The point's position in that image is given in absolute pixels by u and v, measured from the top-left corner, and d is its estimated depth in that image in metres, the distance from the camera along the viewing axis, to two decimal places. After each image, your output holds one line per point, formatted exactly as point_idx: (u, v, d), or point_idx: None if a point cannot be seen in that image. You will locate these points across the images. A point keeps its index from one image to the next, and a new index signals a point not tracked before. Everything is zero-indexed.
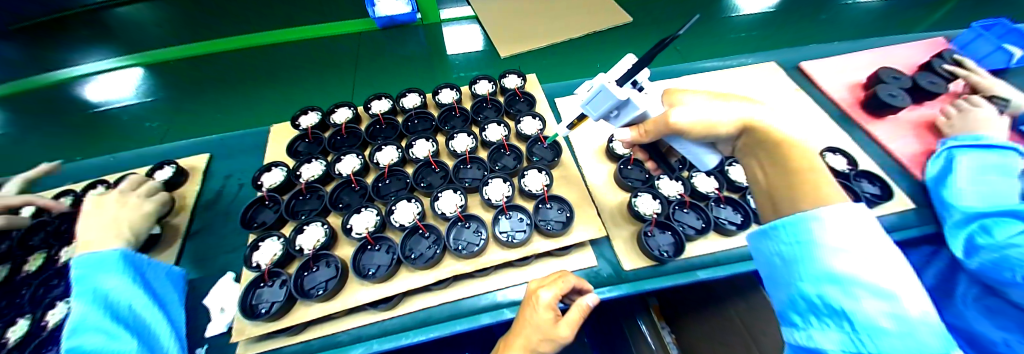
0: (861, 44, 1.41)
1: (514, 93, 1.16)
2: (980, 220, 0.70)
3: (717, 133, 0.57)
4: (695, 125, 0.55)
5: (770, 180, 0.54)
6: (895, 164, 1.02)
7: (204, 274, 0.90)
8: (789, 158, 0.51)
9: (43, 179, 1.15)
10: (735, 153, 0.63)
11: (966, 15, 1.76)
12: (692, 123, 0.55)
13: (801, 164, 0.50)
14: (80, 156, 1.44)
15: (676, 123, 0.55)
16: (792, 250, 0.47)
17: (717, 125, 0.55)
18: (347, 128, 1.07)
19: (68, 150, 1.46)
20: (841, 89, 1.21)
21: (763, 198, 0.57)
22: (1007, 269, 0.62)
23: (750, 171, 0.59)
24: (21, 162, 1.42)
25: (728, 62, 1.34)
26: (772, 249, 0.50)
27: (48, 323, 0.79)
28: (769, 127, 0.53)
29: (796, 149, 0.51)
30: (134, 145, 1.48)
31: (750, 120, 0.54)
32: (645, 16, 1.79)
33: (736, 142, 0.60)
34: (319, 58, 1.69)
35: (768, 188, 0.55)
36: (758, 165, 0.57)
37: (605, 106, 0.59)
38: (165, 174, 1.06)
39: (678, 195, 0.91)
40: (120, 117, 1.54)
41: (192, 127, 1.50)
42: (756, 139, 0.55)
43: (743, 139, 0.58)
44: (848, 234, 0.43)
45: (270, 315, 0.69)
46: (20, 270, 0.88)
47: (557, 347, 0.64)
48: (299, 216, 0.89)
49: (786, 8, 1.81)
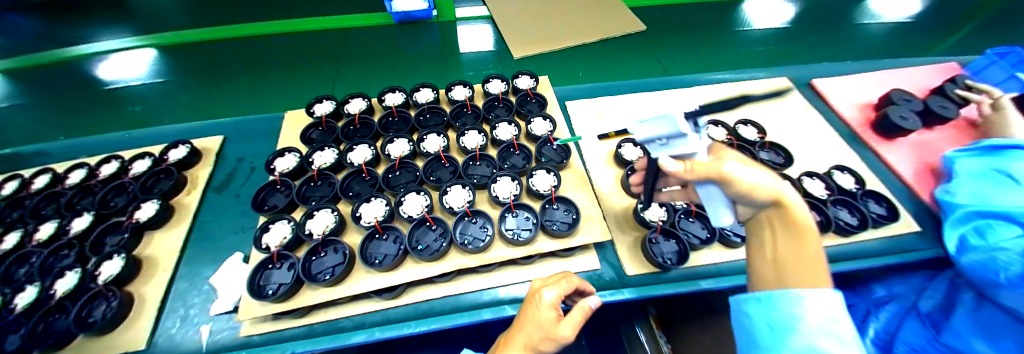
0: (873, 65, 1.41)
1: (526, 93, 1.17)
2: (979, 222, 0.71)
3: (751, 198, 0.48)
4: (745, 181, 0.47)
5: (782, 260, 0.48)
6: (901, 185, 1.03)
7: (213, 253, 0.91)
8: (809, 242, 0.46)
9: (56, 151, 1.18)
10: (749, 220, 0.55)
11: (979, 42, 1.76)
12: (749, 184, 0.47)
13: (811, 253, 0.46)
14: (63, 136, 1.44)
15: (729, 175, 0.47)
16: (779, 320, 0.44)
17: (759, 189, 0.46)
18: (360, 118, 1.08)
19: (68, 126, 1.47)
20: (851, 108, 1.22)
21: (766, 275, 0.50)
22: (994, 270, 0.62)
23: (753, 245, 0.54)
24: (27, 133, 1.44)
25: (739, 75, 1.35)
26: (755, 314, 0.47)
27: (56, 292, 0.80)
28: (797, 206, 0.47)
29: (813, 233, 0.46)
30: (114, 127, 1.47)
31: (782, 193, 0.46)
32: (661, 24, 1.80)
33: (754, 213, 0.53)
34: (333, 48, 1.72)
35: (775, 265, 0.49)
36: (769, 238, 0.50)
37: (652, 131, 0.52)
38: (179, 153, 1.08)
39: (685, 204, 0.91)
40: (110, 97, 1.56)
41: (192, 109, 1.52)
42: (774, 215, 0.49)
43: (757, 214, 0.53)
44: (838, 320, 0.41)
45: (275, 297, 0.70)
46: (31, 238, 0.90)
47: (558, 347, 0.65)
48: (309, 202, 0.90)
49: (800, 24, 1.82)
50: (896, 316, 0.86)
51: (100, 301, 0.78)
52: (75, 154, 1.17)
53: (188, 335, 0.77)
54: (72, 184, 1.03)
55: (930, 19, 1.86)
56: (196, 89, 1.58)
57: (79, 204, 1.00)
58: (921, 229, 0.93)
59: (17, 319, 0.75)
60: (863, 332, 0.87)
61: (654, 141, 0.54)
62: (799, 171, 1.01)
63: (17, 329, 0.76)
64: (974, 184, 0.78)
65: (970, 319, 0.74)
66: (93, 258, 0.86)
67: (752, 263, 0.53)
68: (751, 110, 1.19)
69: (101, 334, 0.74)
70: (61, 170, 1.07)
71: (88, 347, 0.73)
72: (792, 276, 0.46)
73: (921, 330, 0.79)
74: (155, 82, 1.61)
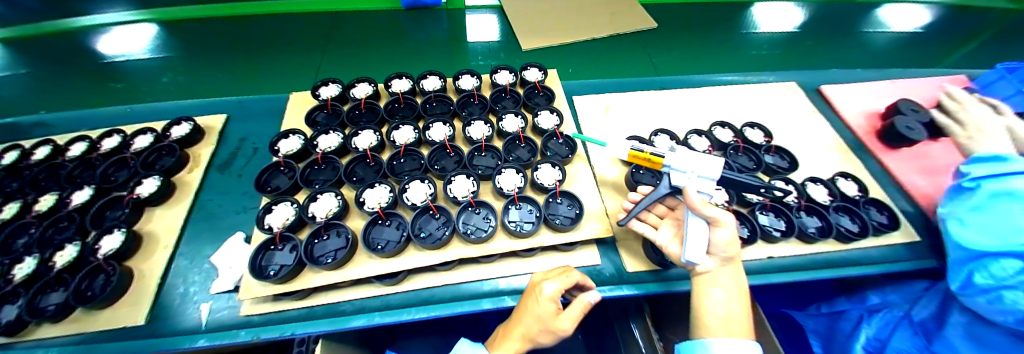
0: (883, 74, 1.40)
1: (533, 86, 1.16)
2: (987, 259, 0.64)
3: (726, 250, 0.63)
4: (728, 236, 0.62)
5: (728, 316, 0.63)
6: (903, 195, 1.03)
7: (214, 232, 0.91)
8: (743, 302, 0.65)
9: (56, 123, 1.17)
10: (699, 273, 0.68)
11: (988, 56, 1.76)
12: (727, 235, 0.62)
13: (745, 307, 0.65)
14: (45, 110, 1.41)
15: (721, 225, 0.61)
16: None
17: (730, 248, 0.63)
18: (365, 103, 1.07)
19: (59, 98, 1.44)
20: (858, 116, 1.21)
21: (718, 327, 0.63)
22: (1011, 310, 0.61)
23: (701, 298, 0.66)
24: (17, 103, 1.42)
25: (748, 78, 1.34)
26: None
27: (56, 264, 0.79)
28: (738, 272, 0.67)
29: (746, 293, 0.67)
30: (99, 103, 1.44)
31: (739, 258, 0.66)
32: (672, 22, 1.78)
33: (709, 269, 0.67)
34: (337, 31, 1.69)
35: (725, 321, 0.63)
36: (725, 297, 0.65)
37: (693, 164, 0.67)
38: (182, 130, 1.08)
39: (725, 203, 0.91)
40: (102, 71, 1.54)
41: (182, 88, 1.49)
42: (729, 278, 0.66)
43: (710, 272, 0.67)
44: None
45: (278, 277, 0.70)
46: (31, 209, 0.90)
47: (555, 337, 0.68)
48: (313, 185, 0.90)
49: (811, 29, 1.81)
50: (888, 324, 0.87)
51: (100, 276, 0.78)
52: (76, 127, 1.16)
53: (189, 312, 0.77)
54: (73, 156, 1.02)
55: (940, 30, 1.84)
56: (189, 67, 1.56)
57: (80, 177, 0.99)
58: (922, 239, 0.93)
59: (16, 289, 0.75)
60: (853, 338, 0.89)
61: (684, 175, 0.68)
62: (804, 176, 1.01)
63: (17, 299, 0.76)
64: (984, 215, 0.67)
65: (964, 333, 0.73)
66: (94, 231, 0.86)
67: (701, 314, 0.65)
68: (758, 113, 1.19)
69: (100, 308, 0.74)
70: (62, 142, 1.06)
71: (87, 320, 0.73)
72: (736, 327, 0.63)
73: (912, 340, 0.81)
74: (145, 59, 1.58)
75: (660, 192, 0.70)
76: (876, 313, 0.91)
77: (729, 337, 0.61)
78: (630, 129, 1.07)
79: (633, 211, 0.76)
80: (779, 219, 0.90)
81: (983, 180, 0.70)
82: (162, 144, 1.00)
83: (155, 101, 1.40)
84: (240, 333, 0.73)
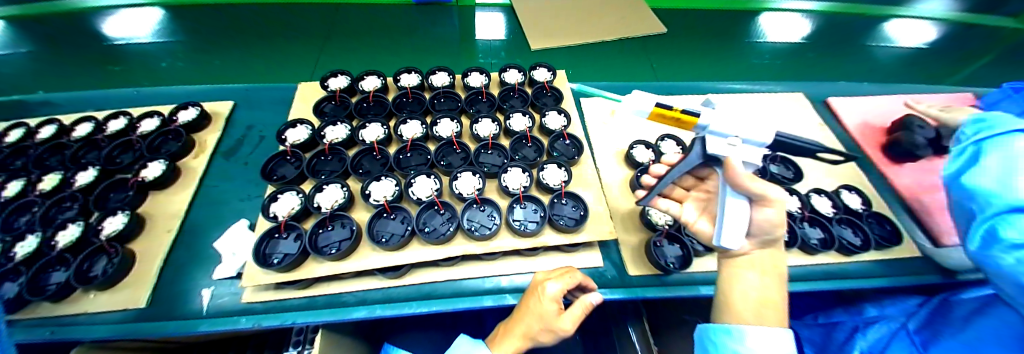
0: (890, 89, 1.41)
1: (542, 86, 1.15)
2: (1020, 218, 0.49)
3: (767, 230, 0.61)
4: (777, 214, 0.59)
5: (761, 300, 0.60)
6: (905, 210, 1.03)
7: (219, 218, 0.91)
8: (779, 292, 0.62)
9: (62, 102, 1.17)
10: (734, 257, 0.67)
11: (993, 75, 1.77)
12: (774, 214, 0.59)
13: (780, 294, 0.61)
14: (41, 90, 1.40)
15: (772, 202, 0.58)
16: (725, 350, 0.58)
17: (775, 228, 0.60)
18: (374, 96, 1.07)
19: (58, 78, 1.44)
20: (865, 130, 1.22)
21: (748, 311, 0.59)
22: None
23: (733, 282, 0.64)
24: (16, 82, 1.41)
25: (756, 87, 1.34)
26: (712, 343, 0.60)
27: (57, 244, 0.79)
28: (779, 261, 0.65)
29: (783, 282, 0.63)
30: (98, 85, 1.44)
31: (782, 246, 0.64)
32: (681, 28, 1.78)
33: (745, 253, 0.66)
34: (346, 23, 1.69)
35: (756, 305, 0.60)
36: (759, 282, 0.62)
37: (736, 128, 0.58)
38: (189, 115, 1.07)
39: None
40: (105, 54, 1.54)
41: (181, 75, 1.48)
42: (765, 264, 0.64)
43: (747, 255, 0.66)
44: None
45: (282, 266, 0.70)
46: (34, 187, 0.90)
47: (556, 336, 0.68)
48: (320, 175, 0.90)
49: (819, 41, 1.81)
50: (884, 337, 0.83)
51: (102, 256, 0.78)
52: (81, 107, 1.16)
53: (191, 296, 0.77)
54: (78, 137, 1.02)
55: (948, 48, 1.84)
56: (195, 53, 1.55)
57: (85, 158, 0.99)
58: (922, 255, 0.94)
59: (17, 267, 0.74)
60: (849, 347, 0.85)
61: (724, 141, 0.59)
62: (808, 187, 1.02)
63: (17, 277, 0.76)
64: (992, 162, 0.56)
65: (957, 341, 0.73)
66: (97, 212, 0.85)
67: (731, 297, 0.63)
68: (765, 122, 1.19)
69: (101, 289, 0.74)
70: (68, 122, 1.06)
71: (89, 300, 0.73)
72: (768, 313, 0.59)
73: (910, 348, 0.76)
74: (146, 43, 1.57)
75: (693, 161, 0.62)
76: (871, 325, 0.89)
77: (760, 322, 0.58)
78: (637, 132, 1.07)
79: (655, 189, 0.72)
80: (781, 229, 0.90)
81: (991, 138, 0.59)
82: (169, 128, 1.00)
83: (158, 86, 1.40)
84: (240, 320, 0.73)
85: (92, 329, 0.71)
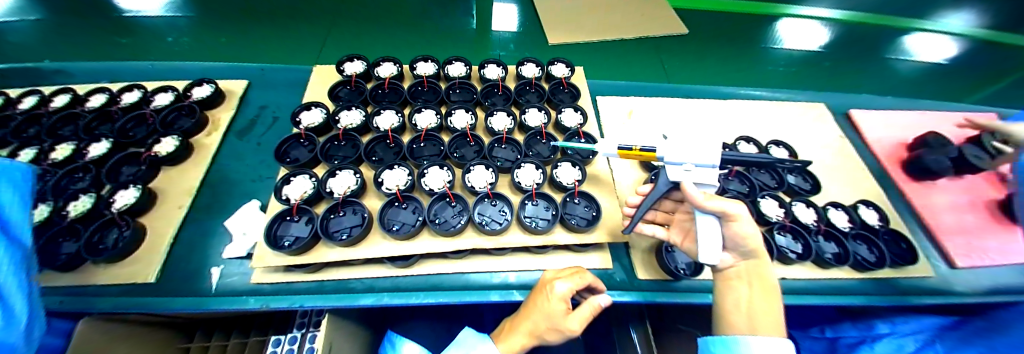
0: (913, 104, 1.38)
1: (559, 82, 1.13)
2: None
3: (744, 245, 0.62)
4: (744, 230, 0.60)
5: (754, 311, 0.61)
6: (922, 230, 1.01)
7: (231, 197, 0.92)
8: (772, 298, 0.62)
9: (77, 72, 1.16)
10: (722, 270, 0.68)
11: (1015, 96, 1.73)
12: (744, 228, 0.60)
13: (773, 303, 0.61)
14: (49, 59, 1.39)
15: (737, 216, 0.59)
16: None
17: (749, 240, 0.61)
18: (389, 83, 1.06)
19: (70, 48, 1.43)
20: (885, 145, 1.19)
21: (739, 324, 0.61)
22: None
23: (726, 295, 0.66)
24: (30, 50, 1.40)
25: (776, 95, 1.32)
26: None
27: (69, 214, 0.79)
28: (766, 267, 0.63)
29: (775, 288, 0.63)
30: (109, 57, 1.44)
31: (764, 253, 0.62)
32: (700, 30, 1.74)
33: (731, 265, 0.67)
34: (362, 8, 1.67)
35: (749, 316, 0.61)
36: (746, 292, 0.63)
37: (687, 155, 0.64)
38: (203, 92, 1.07)
39: (778, 218, 0.91)
40: (117, 26, 1.53)
41: (189, 51, 1.48)
42: (753, 274, 0.63)
43: (733, 268, 0.67)
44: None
45: (293, 249, 0.70)
46: (47, 156, 0.90)
47: (562, 336, 0.68)
48: (332, 160, 0.89)
49: (841, 51, 1.78)
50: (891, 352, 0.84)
51: (113, 229, 0.78)
52: (95, 78, 1.15)
53: (201, 273, 0.78)
54: (92, 108, 1.01)
55: (971, 64, 1.79)
56: (207, 29, 1.54)
57: (98, 130, 0.99)
58: (935, 276, 0.92)
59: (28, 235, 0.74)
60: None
61: (679, 167, 0.64)
62: (824, 200, 1.00)
63: None
64: None
65: None
66: (109, 185, 0.85)
67: (723, 311, 0.65)
68: (783, 131, 1.17)
69: (111, 262, 0.75)
70: (82, 93, 1.06)
71: (99, 272, 0.74)
72: (763, 322, 0.59)
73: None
74: (159, 18, 1.57)
75: (660, 190, 0.66)
76: (879, 339, 0.88)
77: (753, 334, 0.59)
78: (653, 135, 1.05)
79: (635, 217, 0.69)
80: (796, 241, 0.89)
81: None
82: (183, 104, 1.00)
83: (170, 61, 1.39)
84: (248, 300, 0.73)
85: (97, 301, 0.71)
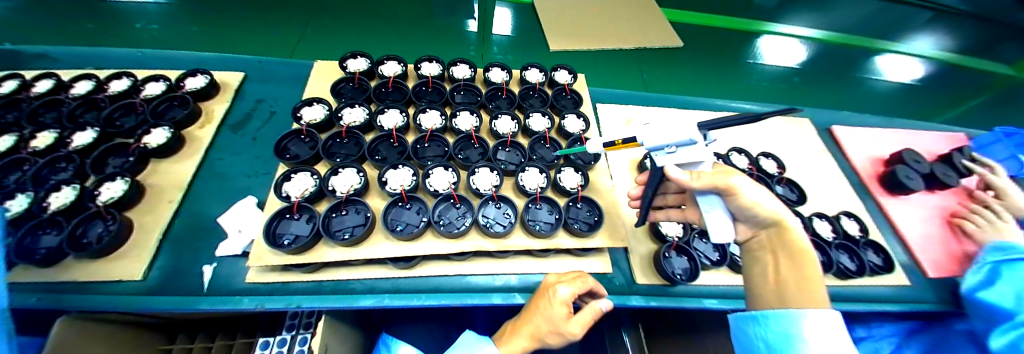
0: (890, 123, 1.46)
1: (562, 89, 1.15)
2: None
3: (756, 215, 0.61)
4: (750, 201, 0.59)
5: (782, 280, 0.58)
6: (898, 241, 1.08)
7: (224, 193, 0.88)
8: (804, 264, 0.57)
9: (58, 56, 1.10)
10: (745, 243, 0.68)
11: (977, 118, 1.86)
12: (748, 196, 0.59)
13: (805, 271, 0.57)
14: (15, 41, 1.31)
15: (735, 187, 0.59)
16: (776, 339, 0.52)
17: (759, 208, 0.59)
18: (393, 82, 1.05)
19: (47, 32, 1.36)
20: (864, 160, 1.26)
21: (766, 297, 0.59)
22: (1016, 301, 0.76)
23: (753, 267, 0.64)
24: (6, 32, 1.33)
25: (766, 109, 1.37)
26: (757, 335, 0.55)
27: (50, 206, 0.75)
28: (793, 233, 0.60)
29: (807, 255, 0.58)
30: (86, 43, 1.37)
31: (784, 218, 0.59)
32: (693, 44, 1.80)
33: (751, 234, 0.66)
34: (360, 5, 1.65)
35: (777, 286, 0.58)
36: (771, 262, 0.61)
37: (665, 139, 0.66)
38: (197, 83, 1.03)
39: None
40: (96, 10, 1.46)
41: (171, 41, 1.43)
42: (775, 241, 0.61)
43: (756, 238, 0.66)
44: (819, 333, 0.49)
45: (292, 248, 0.69)
46: (27, 144, 0.84)
47: (563, 339, 0.69)
48: (334, 158, 0.88)
49: (823, 69, 1.87)
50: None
51: (97, 222, 0.75)
52: (81, 64, 1.10)
53: (193, 272, 0.75)
54: (76, 95, 0.96)
55: (940, 88, 1.91)
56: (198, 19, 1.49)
57: (82, 118, 0.94)
58: (910, 283, 0.99)
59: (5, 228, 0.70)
60: None
61: (664, 151, 0.67)
62: (810, 211, 1.05)
63: None
64: None
65: None
66: (93, 176, 0.81)
67: (752, 283, 0.63)
68: (773, 144, 1.22)
69: (96, 257, 0.71)
70: (66, 78, 1.00)
71: (84, 268, 0.70)
72: (791, 289, 0.56)
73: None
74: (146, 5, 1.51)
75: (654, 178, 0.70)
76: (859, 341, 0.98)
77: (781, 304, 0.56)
78: None
79: (643, 207, 0.73)
80: None
81: None
82: (176, 95, 0.96)
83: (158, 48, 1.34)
84: (244, 301, 0.71)
85: (81, 299, 0.68)
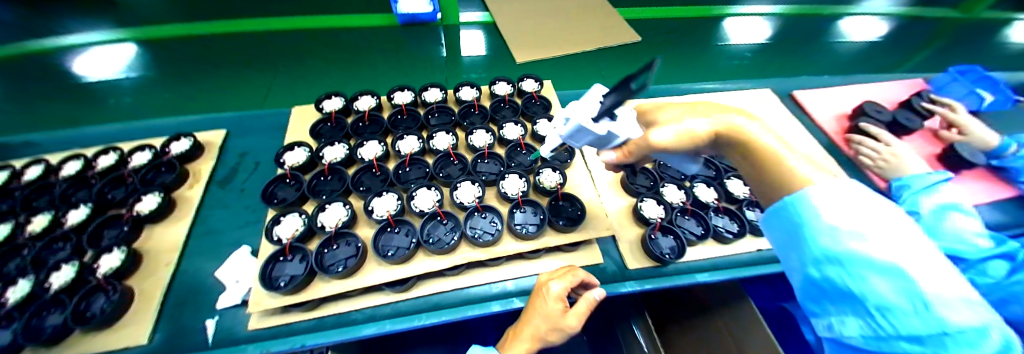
0: (849, 80, 1.53)
1: (531, 96, 1.20)
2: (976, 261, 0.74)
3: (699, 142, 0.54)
4: (678, 139, 0.54)
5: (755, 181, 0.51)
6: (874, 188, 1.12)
7: (218, 247, 0.91)
8: (762, 157, 0.49)
9: (45, 142, 1.14)
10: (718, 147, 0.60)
11: (936, 62, 1.93)
12: (674, 136, 0.54)
13: (769, 168, 0.48)
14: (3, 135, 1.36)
15: (656, 141, 0.54)
16: (797, 230, 0.46)
17: (695, 133, 0.53)
18: (369, 115, 1.10)
19: (34, 121, 1.41)
20: (829, 119, 1.31)
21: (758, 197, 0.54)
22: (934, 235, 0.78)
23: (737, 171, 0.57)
24: None
25: (729, 85, 1.44)
26: (783, 230, 0.49)
27: (50, 286, 0.77)
28: (740, 132, 0.50)
29: (765, 149, 0.48)
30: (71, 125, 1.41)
31: (720, 126, 0.52)
32: (653, 36, 1.89)
33: None
34: (331, 48, 1.71)
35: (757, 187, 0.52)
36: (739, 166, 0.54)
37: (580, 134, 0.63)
38: (181, 146, 1.07)
39: (745, 195, 0.99)
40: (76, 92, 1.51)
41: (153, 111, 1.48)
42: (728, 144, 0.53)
43: None
44: (851, 219, 0.41)
45: (288, 288, 0.70)
46: (23, 230, 0.87)
47: (563, 335, 0.71)
48: (320, 195, 0.91)
49: (780, 40, 1.96)
50: None
51: (99, 295, 0.76)
52: (68, 146, 1.14)
53: (196, 328, 0.76)
54: (65, 176, 0.99)
55: (894, 41, 2.00)
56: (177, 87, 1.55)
57: (75, 196, 0.97)
58: None
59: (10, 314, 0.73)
60: None
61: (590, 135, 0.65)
62: None
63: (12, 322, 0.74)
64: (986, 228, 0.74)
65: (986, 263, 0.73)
66: (90, 250, 0.83)
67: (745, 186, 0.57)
68: None
69: (100, 328, 0.73)
70: (55, 161, 1.03)
71: (88, 340, 0.72)
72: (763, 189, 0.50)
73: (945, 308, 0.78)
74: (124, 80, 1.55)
75: None
76: None
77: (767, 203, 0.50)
78: None
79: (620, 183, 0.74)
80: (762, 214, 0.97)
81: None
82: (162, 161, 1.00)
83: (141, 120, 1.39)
84: (247, 348, 0.72)
85: None
